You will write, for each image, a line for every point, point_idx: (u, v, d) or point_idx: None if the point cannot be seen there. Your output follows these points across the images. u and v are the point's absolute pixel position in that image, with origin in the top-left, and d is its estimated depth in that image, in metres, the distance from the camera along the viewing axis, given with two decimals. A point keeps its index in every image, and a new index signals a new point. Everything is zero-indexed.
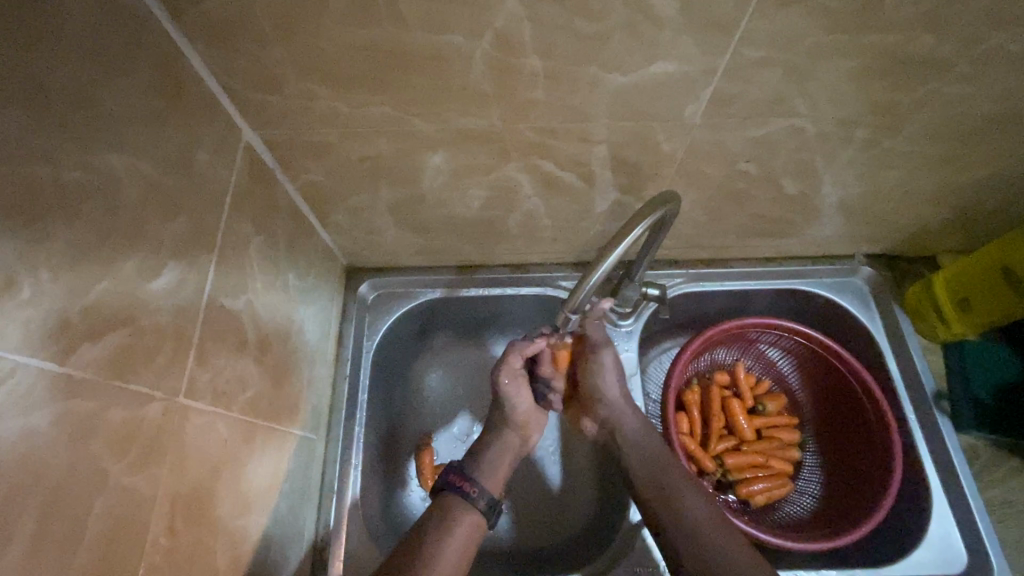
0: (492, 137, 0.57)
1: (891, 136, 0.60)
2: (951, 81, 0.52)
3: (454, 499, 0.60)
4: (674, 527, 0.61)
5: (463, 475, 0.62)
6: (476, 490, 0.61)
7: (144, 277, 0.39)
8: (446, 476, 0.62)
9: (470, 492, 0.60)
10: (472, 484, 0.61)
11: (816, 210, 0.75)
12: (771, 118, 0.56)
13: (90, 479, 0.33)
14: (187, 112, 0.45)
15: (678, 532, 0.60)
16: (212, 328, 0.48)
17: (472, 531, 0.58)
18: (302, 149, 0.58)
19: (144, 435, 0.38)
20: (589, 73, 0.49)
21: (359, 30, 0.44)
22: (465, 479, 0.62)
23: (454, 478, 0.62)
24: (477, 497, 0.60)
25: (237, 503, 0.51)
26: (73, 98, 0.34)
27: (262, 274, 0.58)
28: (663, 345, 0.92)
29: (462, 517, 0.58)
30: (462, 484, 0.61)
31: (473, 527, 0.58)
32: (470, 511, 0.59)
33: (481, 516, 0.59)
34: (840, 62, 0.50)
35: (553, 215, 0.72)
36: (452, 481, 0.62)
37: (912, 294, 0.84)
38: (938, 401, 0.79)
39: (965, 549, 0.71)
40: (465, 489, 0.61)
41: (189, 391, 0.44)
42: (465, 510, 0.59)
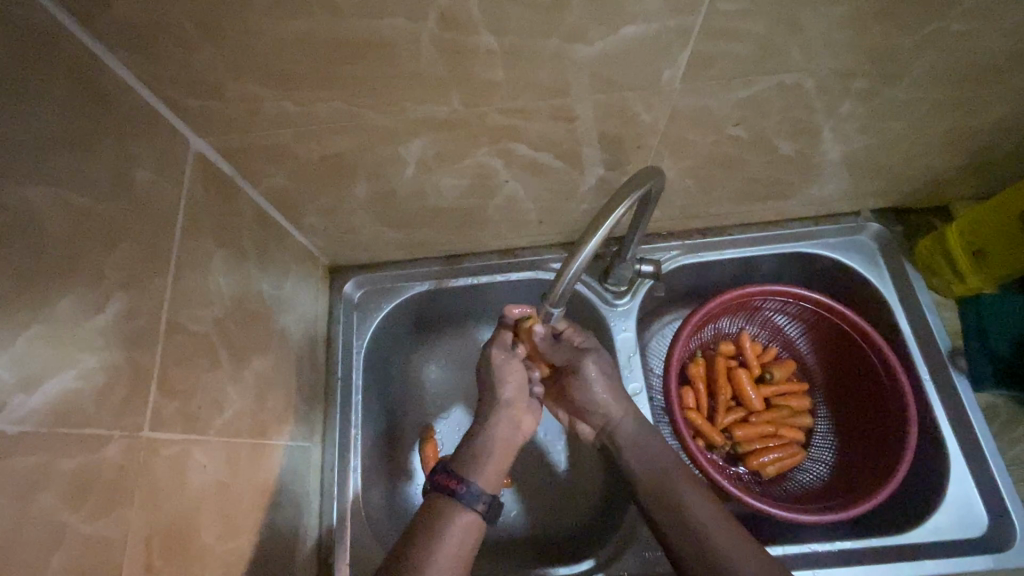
0: (457, 123, 0.53)
1: (893, 85, 0.55)
2: (956, 19, 0.47)
3: (443, 500, 0.56)
4: (680, 525, 0.59)
5: (451, 473, 0.58)
6: (466, 488, 0.56)
7: (83, 314, 0.36)
8: (435, 476, 0.59)
9: (459, 490, 0.57)
10: (461, 482, 0.57)
11: (816, 168, 0.70)
12: (758, 77, 0.52)
13: (44, 535, 0.32)
14: (117, 129, 0.42)
15: (681, 533, 0.59)
16: (177, 353, 0.46)
17: (466, 533, 0.54)
18: (257, 154, 0.55)
19: (104, 480, 0.36)
20: (551, 46, 0.45)
21: (292, 22, 0.40)
22: (454, 477, 0.58)
23: (441, 477, 0.58)
24: (466, 494, 0.56)
25: (224, 526, 0.50)
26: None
27: (231, 288, 0.55)
28: (665, 319, 0.89)
29: (454, 518, 0.55)
30: (450, 482, 0.57)
31: (469, 527, 0.55)
32: (463, 511, 0.55)
33: (476, 514, 0.56)
34: (828, 10, 0.45)
35: (535, 197, 0.68)
36: (440, 480, 0.58)
37: (924, 248, 0.79)
38: (953, 357, 0.75)
39: (985, 511, 0.69)
40: (453, 488, 0.57)
41: (154, 424, 0.42)
42: (457, 511, 0.55)
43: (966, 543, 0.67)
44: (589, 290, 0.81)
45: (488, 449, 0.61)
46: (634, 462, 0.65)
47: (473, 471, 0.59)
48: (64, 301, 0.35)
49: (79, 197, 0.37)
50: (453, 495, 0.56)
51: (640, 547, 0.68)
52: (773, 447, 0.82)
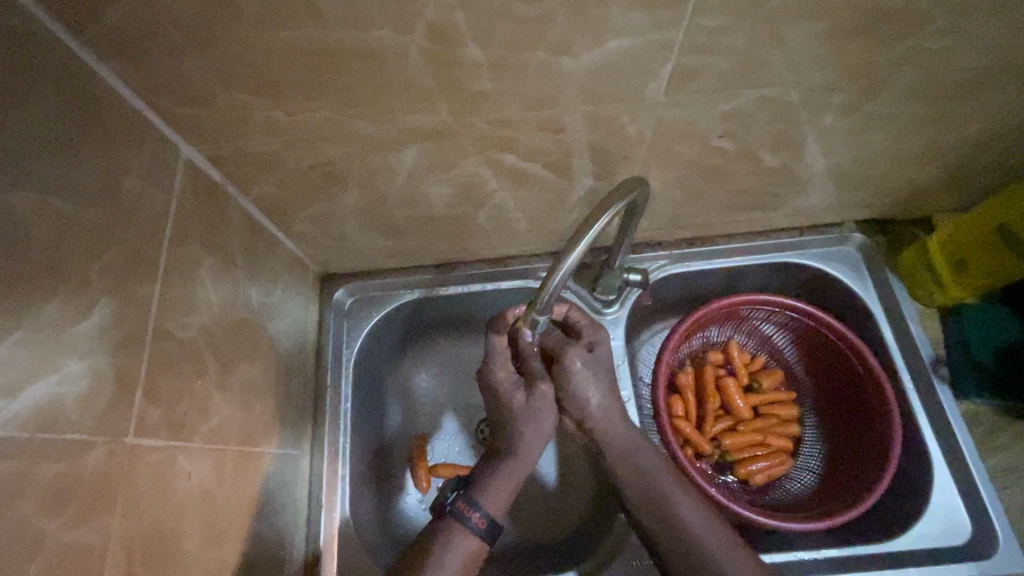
0: (445, 133, 0.54)
1: (872, 99, 0.56)
2: (929, 36, 0.49)
3: (455, 525, 0.58)
4: (665, 526, 0.63)
5: (469, 499, 0.60)
6: (479, 519, 0.59)
7: (68, 319, 0.36)
8: (454, 500, 0.60)
9: (472, 519, 0.59)
10: (476, 510, 0.59)
11: (801, 180, 0.71)
12: (739, 91, 0.53)
13: (22, 542, 0.32)
14: (106, 137, 0.42)
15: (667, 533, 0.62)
16: (162, 359, 0.46)
17: (471, 558, 0.57)
18: (247, 162, 0.55)
19: (84, 486, 0.36)
20: (537, 59, 0.46)
21: (281, 32, 0.41)
22: (470, 504, 0.59)
23: (458, 502, 0.60)
24: (478, 523, 0.58)
25: (208, 534, 0.49)
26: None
27: (219, 295, 0.55)
28: (654, 328, 0.90)
29: (462, 543, 0.57)
30: (467, 511, 0.59)
31: (475, 552, 0.58)
32: (471, 538, 0.58)
33: (482, 540, 0.58)
34: (806, 26, 0.46)
35: (524, 207, 0.69)
36: (457, 506, 0.59)
37: (907, 260, 0.81)
38: (936, 366, 0.76)
39: (968, 520, 0.69)
40: (467, 515, 0.59)
41: (139, 430, 0.42)
42: (466, 536, 0.58)
43: (951, 552, 0.68)
44: (578, 298, 0.82)
45: (505, 472, 0.62)
46: (613, 457, 0.66)
47: (488, 494, 0.60)
48: (48, 306, 0.35)
49: (67, 204, 0.37)
50: (466, 522, 0.58)
51: (628, 557, 0.68)
52: (761, 456, 0.82)
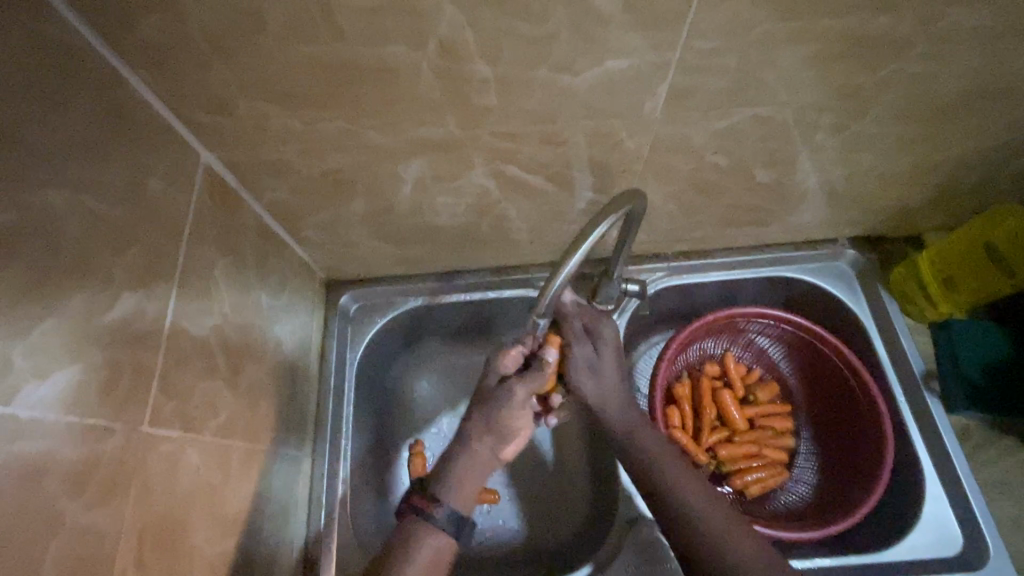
0: (452, 144, 0.56)
1: (860, 120, 0.59)
2: (911, 61, 0.51)
3: (416, 522, 0.54)
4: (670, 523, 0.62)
5: (427, 494, 0.56)
6: (437, 512, 0.54)
7: (95, 310, 0.39)
8: (409, 495, 0.56)
9: (433, 512, 0.54)
10: (436, 505, 0.55)
11: (793, 196, 0.73)
12: (732, 109, 0.55)
13: (46, 519, 0.33)
14: (134, 141, 0.45)
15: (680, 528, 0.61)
16: (177, 353, 0.47)
17: (436, 555, 0.53)
18: (262, 169, 0.58)
19: (103, 470, 0.38)
20: (541, 76, 0.49)
21: (302, 46, 0.44)
22: (430, 499, 0.55)
23: (416, 498, 0.56)
24: (439, 517, 0.54)
25: (213, 527, 0.50)
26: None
27: (231, 295, 0.57)
28: (651, 340, 0.92)
29: (423, 542, 0.53)
30: (422, 505, 0.55)
31: (438, 549, 0.53)
32: (434, 536, 0.53)
33: (446, 537, 0.54)
34: (795, 50, 0.49)
35: (526, 218, 0.71)
36: (414, 502, 0.55)
37: (898, 276, 0.82)
38: (927, 380, 0.78)
39: (960, 531, 0.70)
40: (426, 510, 0.54)
41: (153, 420, 0.44)
42: (428, 534, 0.53)
43: (944, 563, 0.69)
44: None
45: (474, 467, 0.58)
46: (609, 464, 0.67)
47: (451, 489, 0.56)
48: (78, 297, 0.37)
49: (98, 203, 0.40)
50: (426, 517, 0.54)
51: (640, 556, 0.68)
52: (756, 467, 0.84)
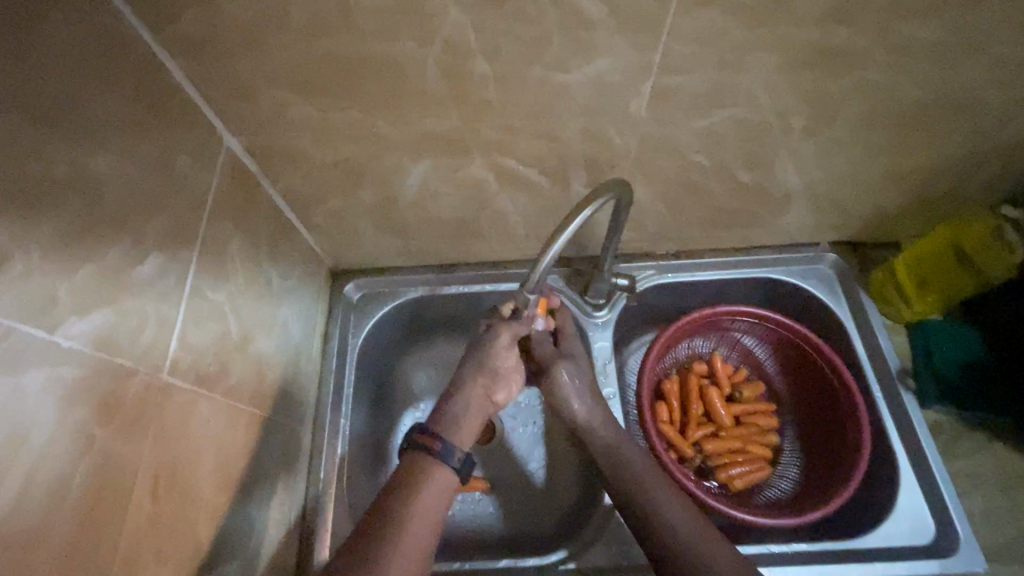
0: (454, 136, 0.61)
1: (831, 124, 0.64)
2: (873, 69, 0.56)
3: (421, 458, 0.60)
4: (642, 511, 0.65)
5: (430, 432, 0.62)
6: (442, 446, 0.61)
7: (128, 264, 0.43)
8: (413, 434, 0.62)
9: (437, 447, 0.61)
10: (438, 440, 0.61)
11: (775, 198, 0.78)
12: (712, 110, 0.60)
13: (77, 441, 0.37)
14: (168, 120, 0.50)
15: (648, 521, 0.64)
16: (195, 315, 0.52)
17: (442, 486, 0.59)
18: (279, 155, 0.63)
19: (127, 406, 0.42)
20: (536, 73, 0.54)
21: (322, 40, 0.49)
22: (431, 435, 0.61)
23: (419, 436, 0.62)
24: (443, 452, 0.60)
25: (218, 480, 0.54)
26: (51, 100, 0.37)
27: (245, 270, 0.62)
28: (642, 338, 0.96)
29: (430, 474, 0.59)
30: (428, 441, 0.61)
31: (445, 481, 0.60)
32: (439, 467, 0.60)
33: (451, 470, 0.60)
34: (766, 55, 0.54)
35: (522, 212, 0.76)
36: (419, 439, 0.62)
37: (877, 279, 0.86)
38: (902, 376, 0.81)
39: (932, 522, 0.73)
40: (432, 446, 0.61)
41: (171, 371, 0.48)
42: (435, 467, 0.60)
43: (915, 551, 0.71)
44: (569, 301, 0.88)
45: (467, 413, 0.64)
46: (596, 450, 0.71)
47: (451, 429, 0.63)
48: (114, 249, 0.42)
49: (135, 170, 0.45)
50: (432, 452, 0.60)
51: (610, 539, 0.72)
52: (740, 461, 0.86)
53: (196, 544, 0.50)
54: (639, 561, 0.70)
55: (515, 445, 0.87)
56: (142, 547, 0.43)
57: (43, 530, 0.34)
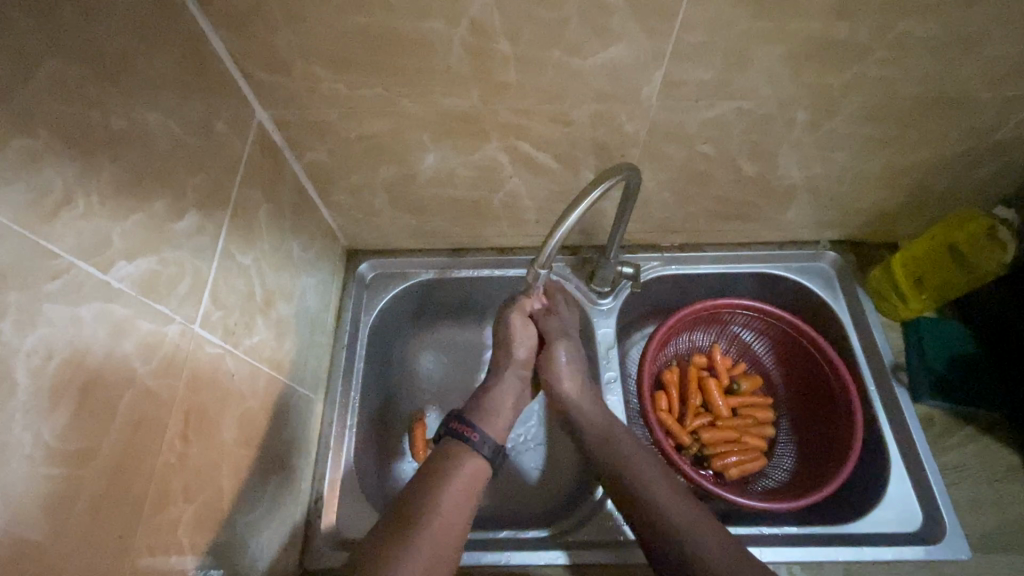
0: (474, 116, 0.64)
1: (832, 119, 0.67)
2: (873, 65, 0.60)
3: (456, 444, 0.66)
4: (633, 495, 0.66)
5: (465, 422, 0.68)
6: (478, 437, 0.66)
7: (169, 217, 0.46)
8: (449, 423, 0.68)
9: (473, 438, 0.66)
10: (473, 431, 0.67)
11: (776, 192, 0.81)
12: (718, 101, 0.64)
13: (122, 374, 0.40)
14: (209, 87, 0.53)
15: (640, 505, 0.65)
16: (225, 273, 0.55)
17: (477, 472, 0.64)
18: (307, 129, 0.66)
19: (163, 350, 0.45)
20: (554, 57, 0.57)
21: (355, 17, 0.52)
22: (467, 426, 0.67)
23: (455, 425, 0.68)
24: (479, 443, 0.66)
25: (239, 432, 0.57)
26: (110, 57, 0.41)
27: (270, 237, 0.65)
28: (644, 329, 0.99)
29: (466, 461, 0.64)
30: (465, 431, 0.67)
31: (480, 469, 0.65)
32: (474, 455, 0.65)
33: (484, 458, 0.66)
34: (771, 48, 0.57)
35: (534, 196, 0.79)
36: (454, 428, 0.67)
37: (874, 278, 0.89)
38: (896, 371, 0.84)
39: (919, 511, 0.75)
40: (467, 435, 0.67)
41: (202, 323, 0.51)
42: (469, 454, 0.65)
43: (902, 537, 0.73)
44: (575, 289, 0.91)
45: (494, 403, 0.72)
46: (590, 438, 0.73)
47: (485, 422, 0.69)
48: (158, 201, 0.45)
49: (178, 129, 0.48)
50: (467, 442, 0.66)
51: (599, 521, 0.73)
52: (735, 450, 0.88)
53: (216, 488, 0.53)
54: (628, 537, 0.72)
55: (514, 433, 0.90)
56: (171, 482, 0.46)
57: (90, 450, 0.37)
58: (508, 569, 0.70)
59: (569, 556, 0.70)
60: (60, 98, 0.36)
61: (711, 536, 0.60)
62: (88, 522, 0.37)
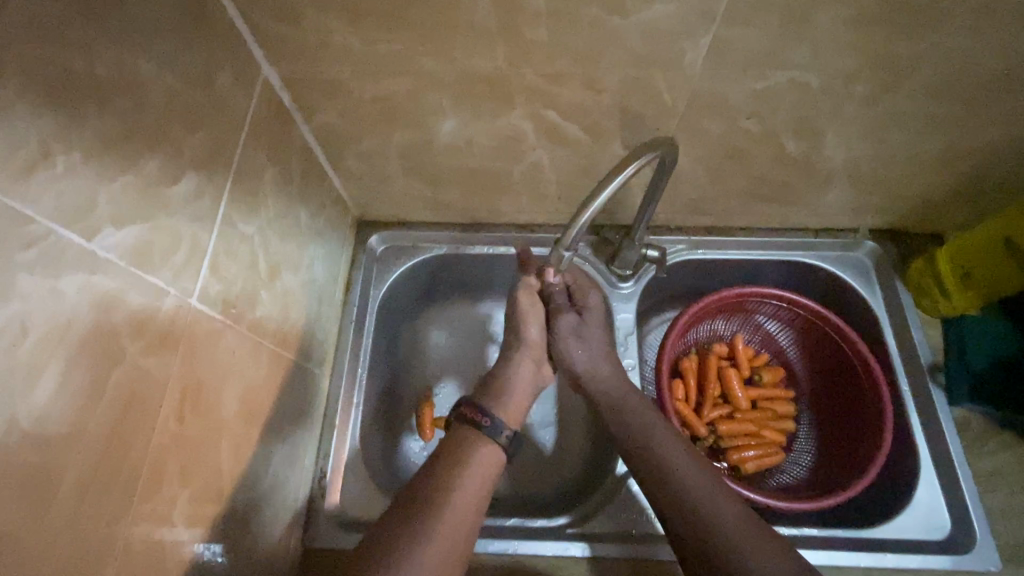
0: (498, 79, 0.59)
1: (893, 94, 0.61)
2: (950, 33, 0.53)
3: (469, 432, 0.63)
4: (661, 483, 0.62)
5: (477, 407, 0.65)
6: (492, 422, 0.63)
7: (164, 179, 0.42)
8: (460, 408, 0.65)
9: (486, 424, 0.63)
10: (486, 416, 0.64)
11: (820, 175, 0.75)
12: (769, 71, 0.57)
13: (110, 351, 0.37)
14: (209, 34, 0.48)
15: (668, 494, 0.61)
16: (227, 242, 0.51)
17: (491, 460, 0.61)
18: (317, 88, 0.61)
19: (157, 324, 0.41)
20: (591, 14, 0.51)
21: None
22: (479, 411, 0.64)
23: (466, 410, 0.65)
24: (492, 428, 0.63)
25: (241, 411, 0.54)
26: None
27: (275, 204, 0.61)
28: (664, 314, 0.94)
29: (481, 448, 0.61)
30: (477, 416, 0.64)
31: (493, 457, 0.62)
32: (490, 443, 0.62)
33: (498, 446, 0.62)
34: (838, 10, 0.51)
35: (558, 169, 0.74)
36: (467, 414, 0.64)
37: (914, 271, 0.84)
38: (933, 373, 0.79)
39: (948, 519, 0.72)
40: (479, 421, 0.63)
41: (200, 296, 0.47)
42: (484, 442, 0.62)
43: (928, 545, 0.70)
44: (595, 270, 0.86)
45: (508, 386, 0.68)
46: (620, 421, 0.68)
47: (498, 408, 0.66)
48: (152, 161, 0.41)
49: (176, 81, 0.43)
50: (481, 428, 0.63)
51: (615, 510, 0.71)
52: (754, 444, 0.85)
53: (216, 471, 0.50)
54: (643, 531, 0.69)
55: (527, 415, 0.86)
56: (165, 464, 0.43)
57: (74, 434, 0.34)
58: (513, 559, 0.68)
59: (591, 549, 0.68)
60: (37, 38, 0.31)
61: (745, 531, 0.56)
62: (72, 510, 0.34)
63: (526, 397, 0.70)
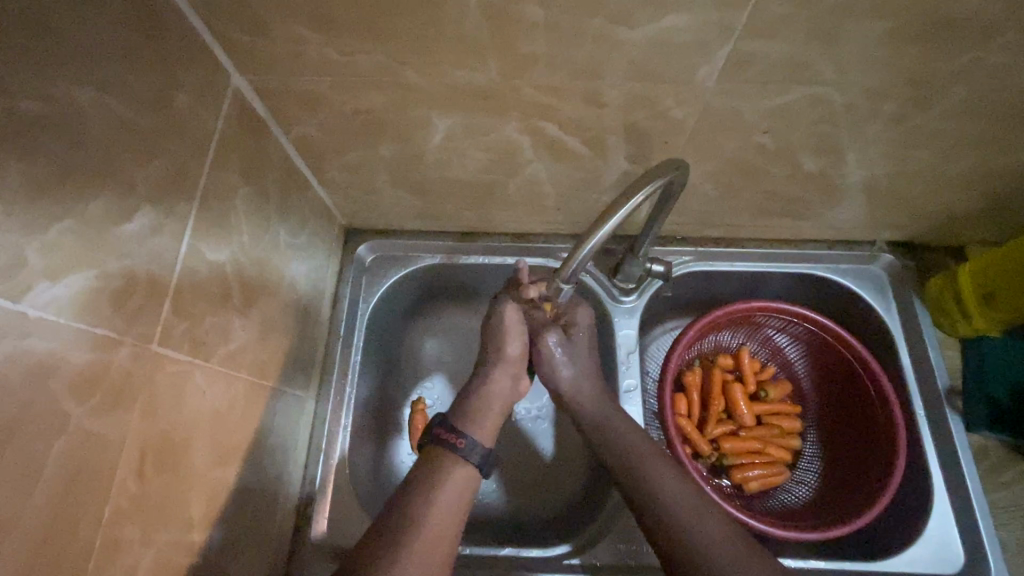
0: (491, 93, 0.54)
1: (923, 112, 0.55)
2: (994, 49, 0.47)
3: (442, 452, 0.59)
4: (653, 508, 0.58)
5: (450, 428, 0.61)
6: (465, 442, 0.60)
7: (112, 220, 0.38)
8: (434, 430, 0.62)
9: (458, 445, 0.60)
10: (459, 437, 0.60)
11: (837, 190, 0.70)
12: (790, 86, 0.52)
13: (51, 421, 0.33)
14: (164, 49, 0.43)
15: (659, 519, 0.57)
16: (193, 277, 0.47)
17: (464, 483, 0.58)
18: (293, 100, 0.56)
19: (110, 380, 0.37)
20: (594, 26, 0.46)
21: None
22: (453, 432, 0.61)
23: (440, 432, 0.61)
24: (465, 448, 0.59)
25: (214, 454, 0.51)
26: (9, 13, 0.31)
27: (250, 225, 0.56)
28: (666, 325, 0.89)
29: (453, 470, 0.58)
30: (449, 437, 0.60)
31: (466, 479, 0.58)
32: (462, 464, 0.58)
33: (472, 466, 0.59)
34: (870, 24, 0.45)
35: (556, 182, 0.69)
36: (440, 436, 0.61)
37: (934, 286, 0.79)
38: (950, 396, 0.75)
39: (961, 551, 0.69)
40: (452, 442, 0.60)
41: (163, 339, 0.43)
42: (455, 463, 0.58)
43: None
44: (596, 283, 0.82)
45: (484, 404, 0.65)
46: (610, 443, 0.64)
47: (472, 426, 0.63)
48: (96, 202, 0.36)
49: (124, 109, 0.38)
50: (453, 449, 0.59)
51: (615, 539, 0.68)
52: (758, 464, 0.81)
53: (185, 523, 0.47)
54: (641, 561, 0.66)
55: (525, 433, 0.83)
56: (124, 527, 0.40)
57: (9, 522, 0.30)
58: None
59: None
60: None
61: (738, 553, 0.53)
62: None
63: (501, 412, 0.66)
